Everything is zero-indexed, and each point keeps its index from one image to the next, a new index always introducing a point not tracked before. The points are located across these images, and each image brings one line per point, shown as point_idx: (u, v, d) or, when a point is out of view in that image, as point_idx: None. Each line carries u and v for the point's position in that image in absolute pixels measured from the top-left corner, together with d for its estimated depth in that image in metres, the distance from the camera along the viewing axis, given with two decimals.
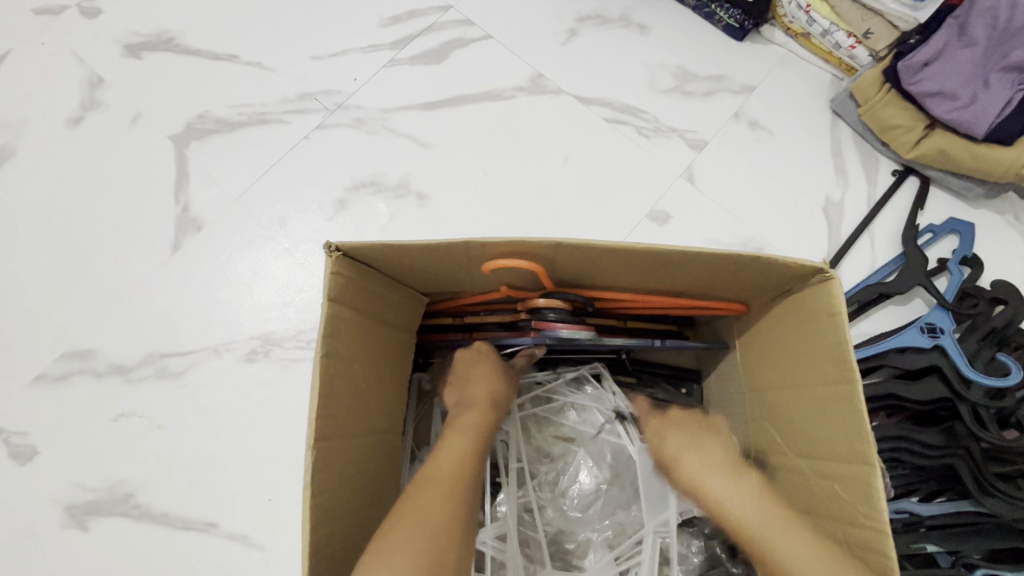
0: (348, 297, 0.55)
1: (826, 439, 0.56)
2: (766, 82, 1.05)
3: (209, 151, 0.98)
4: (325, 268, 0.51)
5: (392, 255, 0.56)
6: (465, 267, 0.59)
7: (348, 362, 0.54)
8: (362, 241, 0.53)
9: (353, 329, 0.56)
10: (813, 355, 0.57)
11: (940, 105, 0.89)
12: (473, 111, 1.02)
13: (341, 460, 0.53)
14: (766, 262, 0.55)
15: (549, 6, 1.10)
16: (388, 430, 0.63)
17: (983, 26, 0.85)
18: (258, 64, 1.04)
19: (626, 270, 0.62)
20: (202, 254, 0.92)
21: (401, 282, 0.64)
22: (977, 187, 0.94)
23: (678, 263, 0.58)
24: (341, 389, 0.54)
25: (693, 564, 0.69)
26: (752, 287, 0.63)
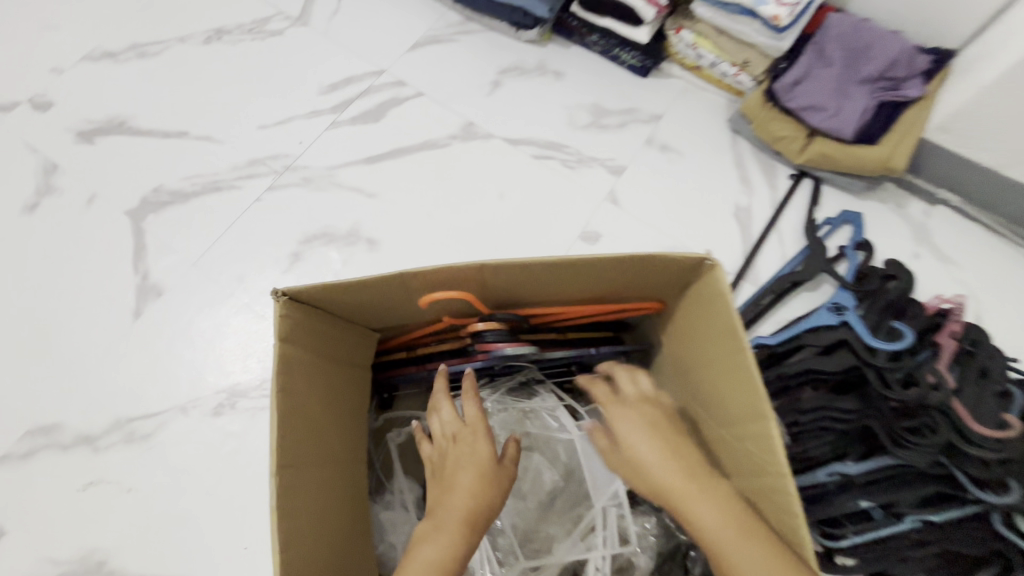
0: (297, 338, 0.60)
1: (735, 402, 0.63)
2: (670, 111, 1.19)
3: (166, 221, 1.04)
4: (273, 312, 0.57)
5: (335, 294, 0.63)
6: (403, 298, 0.66)
7: (304, 396, 0.60)
8: (307, 285, 0.59)
9: (304, 365, 0.61)
10: (715, 333, 0.65)
11: (814, 117, 1.04)
12: (413, 161, 1.11)
13: (305, 484, 0.58)
14: (659, 259, 0.65)
15: (473, 63, 1.23)
16: (350, 458, 0.68)
17: (836, 49, 1.03)
18: (208, 137, 1.12)
19: (549, 285, 0.71)
20: (164, 319, 0.96)
21: (349, 320, 0.70)
22: (858, 182, 1.07)
23: (589, 270, 0.67)
24: (299, 422, 0.58)
25: (652, 542, 0.73)
26: (658, 286, 0.72)
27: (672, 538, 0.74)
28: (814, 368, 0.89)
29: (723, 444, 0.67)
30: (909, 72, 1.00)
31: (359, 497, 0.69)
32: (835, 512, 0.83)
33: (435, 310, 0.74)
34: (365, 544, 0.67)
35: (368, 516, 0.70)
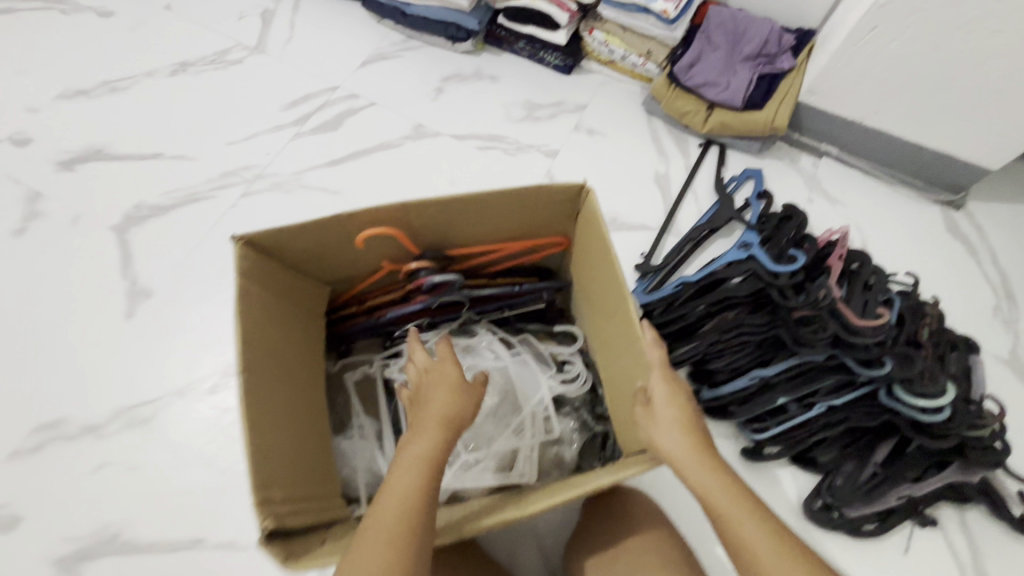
0: (254, 276, 0.72)
1: (612, 294, 0.78)
2: (593, 101, 1.37)
3: (149, 232, 1.14)
4: (234, 253, 0.69)
5: (286, 241, 0.76)
6: (345, 241, 0.80)
7: (262, 324, 0.71)
8: (261, 230, 0.72)
9: (262, 298, 0.73)
10: (595, 243, 0.81)
11: (711, 91, 1.23)
12: (372, 160, 1.25)
13: (266, 390, 0.69)
14: (547, 190, 0.80)
15: (417, 74, 1.39)
16: (305, 384, 0.79)
17: (720, 35, 1.23)
18: (181, 156, 1.23)
19: (465, 224, 0.85)
20: (154, 316, 1.06)
21: (300, 270, 0.83)
22: (754, 143, 1.26)
23: (495, 206, 0.82)
24: (259, 343, 0.69)
25: (575, 437, 0.89)
26: (557, 221, 0.88)
27: (590, 431, 0.90)
28: (728, 294, 1.04)
29: (612, 333, 0.81)
30: (780, 49, 1.22)
31: (316, 421, 0.79)
32: (760, 408, 0.97)
33: (376, 257, 0.88)
34: (323, 459, 0.77)
35: (327, 437, 0.81)
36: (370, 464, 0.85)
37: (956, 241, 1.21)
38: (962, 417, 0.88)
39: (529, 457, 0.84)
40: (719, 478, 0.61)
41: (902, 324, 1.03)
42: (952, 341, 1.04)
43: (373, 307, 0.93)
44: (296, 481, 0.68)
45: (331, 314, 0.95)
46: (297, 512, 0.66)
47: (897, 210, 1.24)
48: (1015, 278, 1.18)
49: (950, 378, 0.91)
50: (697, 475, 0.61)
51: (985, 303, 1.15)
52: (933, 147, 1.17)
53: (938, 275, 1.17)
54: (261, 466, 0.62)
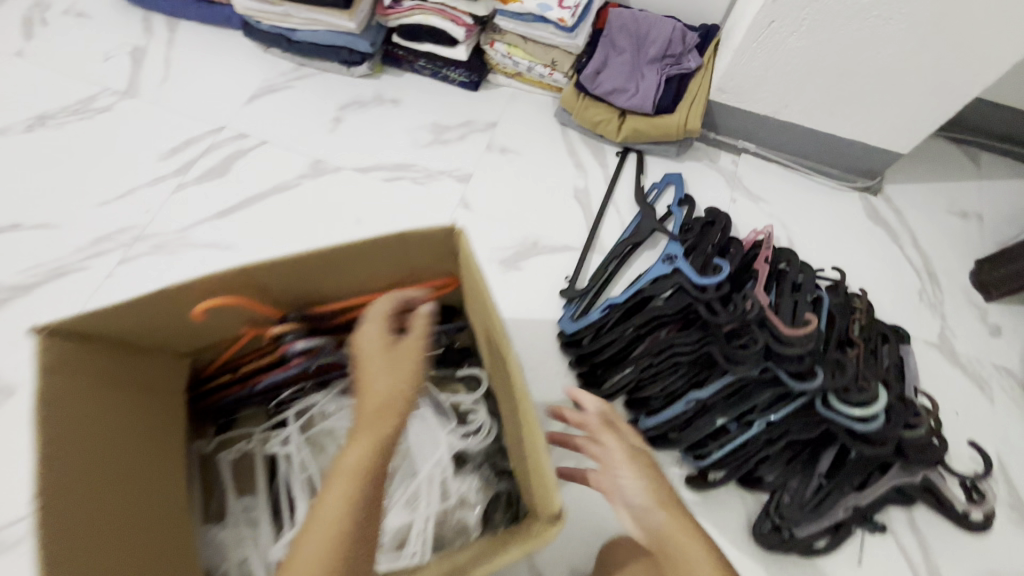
0: (66, 369, 0.59)
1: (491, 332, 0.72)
2: (504, 117, 1.30)
3: (9, 317, 1.00)
4: (34, 346, 0.57)
5: (108, 323, 0.64)
6: (181, 314, 0.71)
7: (79, 423, 0.58)
8: (66, 316, 0.60)
9: (81, 396, 0.60)
10: (472, 284, 0.75)
11: (621, 98, 1.17)
12: (267, 206, 1.14)
13: (91, 514, 0.56)
14: (410, 235, 0.72)
15: (312, 104, 1.28)
16: (156, 485, 0.68)
17: (623, 38, 1.18)
18: (45, 224, 1.09)
19: (331, 277, 0.77)
20: (21, 416, 0.92)
21: (134, 344, 0.71)
22: (671, 148, 1.22)
23: (355, 262, 0.75)
24: (76, 446, 0.57)
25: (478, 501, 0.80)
26: (435, 265, 0.81)
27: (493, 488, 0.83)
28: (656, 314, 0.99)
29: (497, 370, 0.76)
30: (685, 47, 1.17)
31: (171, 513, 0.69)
32: (700, 434, 0.92)
33: (239, 322, 0.79)
34: (182, 557, 0.67)
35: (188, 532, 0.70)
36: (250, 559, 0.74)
37: (876, 227, 1.21)
38: (900, 416, 0.87)
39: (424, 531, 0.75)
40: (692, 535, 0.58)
41: (832, 323, 1.00)
42: (881, 333, 1.03)
43: (245, 376, 0.83)
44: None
45: (198, 385, 0.85)
46: None
47: (819, 201, 1.23)
48: (935, 259, 1.18)
49: (881, 380, 0.90)
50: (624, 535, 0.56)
51: (910, 288, 1.14)
52: (845, 136, 1.16)
53: (863, 265, 1.16)
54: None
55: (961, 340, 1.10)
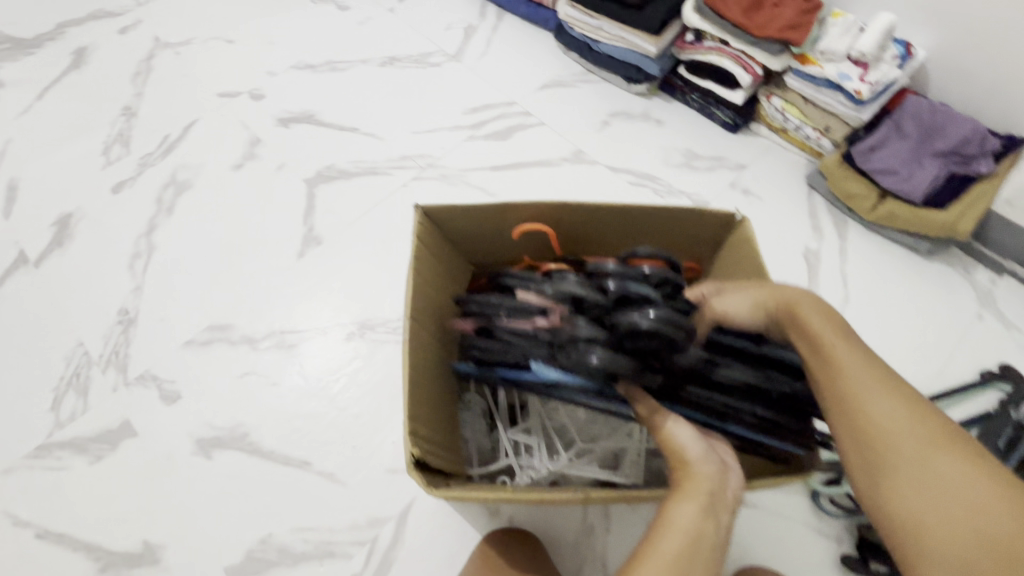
0: (422, 243, 0.78)
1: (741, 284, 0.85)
2: (755, 163, 1.37)
3: (334, 192, 1.33)
4: (416, 221, 0.77)
5: (456, 217, 0.82)
6: (499, 230, 0.85)
7: (427, 279, 0.77)
8: (436, 206, 0.80)
9: (425, 272, 0.77)
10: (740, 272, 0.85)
11: (888, 179, 1.18)
12: (530, 173, 1.35)
13: (421, 348, 0.72)
14: (705, 213, 0.85)
15: (588, 105, 1.48)
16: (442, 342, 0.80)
17: (913, 124, 1.18)
18: (372, 134, 1.42)
19: (619, 227, 0.88)
20: (320, 260, 1.23)
21: (455, 249, 0.88)
22: (925, 243, 1.19)
23: (648, 219, 0.86)
24: (427, 301, 0.76)
25: None
26: (696, 241, 0.91)
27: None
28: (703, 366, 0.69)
29: None
30: (980, 150, 1.13)
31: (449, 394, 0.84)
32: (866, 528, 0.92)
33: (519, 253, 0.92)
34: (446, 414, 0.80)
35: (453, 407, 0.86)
36: (478, 437, 0.89)
37: None
38: None
39: (636, 457, 0.86)
40: (954, 492, 0.50)
41: None
42: None
43: None
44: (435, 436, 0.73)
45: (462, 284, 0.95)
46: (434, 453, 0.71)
47: None
48: None
49: None
50: (934, 460, 0.52)
51: None
52: None
53: None
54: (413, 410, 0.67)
55: None
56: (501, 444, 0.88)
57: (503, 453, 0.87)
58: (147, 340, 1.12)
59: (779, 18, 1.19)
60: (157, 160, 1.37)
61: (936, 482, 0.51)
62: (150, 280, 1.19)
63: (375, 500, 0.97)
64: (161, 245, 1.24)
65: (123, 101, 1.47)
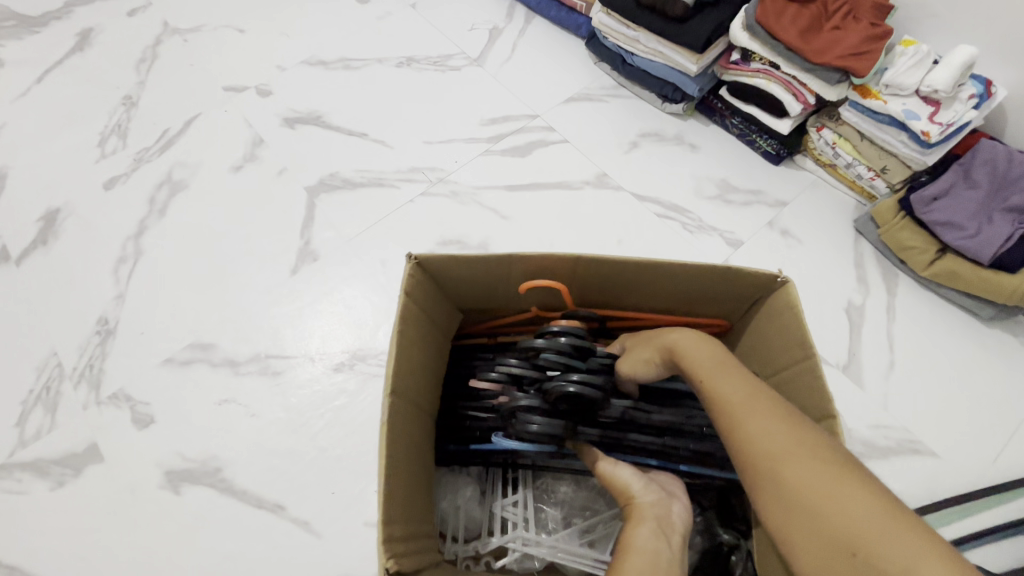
0: (414, 296, 0.69)
1: (783, 352, 0.73)
2: (797, 200, 1.24)
3: (336, 203, 1.24)
4: (406, 275, 0.67)
5: (455, 265, 0.73)
6: (503, 279, 0.77)
7: (415, 342, 0.68)
8: (431, 254, 0.71)
9: (413, 330, 0.68)
10: (783, 341, 0.73)
11: (950, 233, 1.04)
12: (548, 195, 1.24)
13: (401, 425, 0.63)
14: (741, 273, 0.73)
15: (616, 123, 1.36)
16: (426, 409, 0.72)
17: (985, 172, 1.04)
18: (381, 142, 1.33)
19: (642, 277, 0.77)
20: (314, 279, 1.14)
21: (450, 297, 0.79)
22: (988, 308, 1.06)
23: (678, 273, 0.75)
24: (411, 366, 0.67)
25: (695, 543, 0.79)
26: (728, 299, 0.80)
27: (713, 538, 0.79)
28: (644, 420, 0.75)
29: None
30: None
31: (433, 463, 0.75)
32: None
33: (527, 299, 0.83)
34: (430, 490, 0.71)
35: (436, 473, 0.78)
36: (467, 505, 0.80)
37: None
38: None
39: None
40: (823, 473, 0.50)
41: None
42: None
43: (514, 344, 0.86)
44: (416, 526, 0.64)
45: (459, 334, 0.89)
46: (411, 551, 0.61)
47: None
48: None
49: None
50: (809, 475, 0.50)
51: None
52: None
53: None
54: (392, 505, 0.58)
55: None
56: (489, 518, 0.81)
57: (490, 528, 0.79)
58: (125, 355, 1.05)
59: (841, 44, 1.05)
60: (154, 156, 1.29)
61: (801, 487, 0.50)
62: (134, 288, 1.12)
63: (350, 556, 0.89)
64: (149, 250, 1.17)
65: (125, 90, 1.39)
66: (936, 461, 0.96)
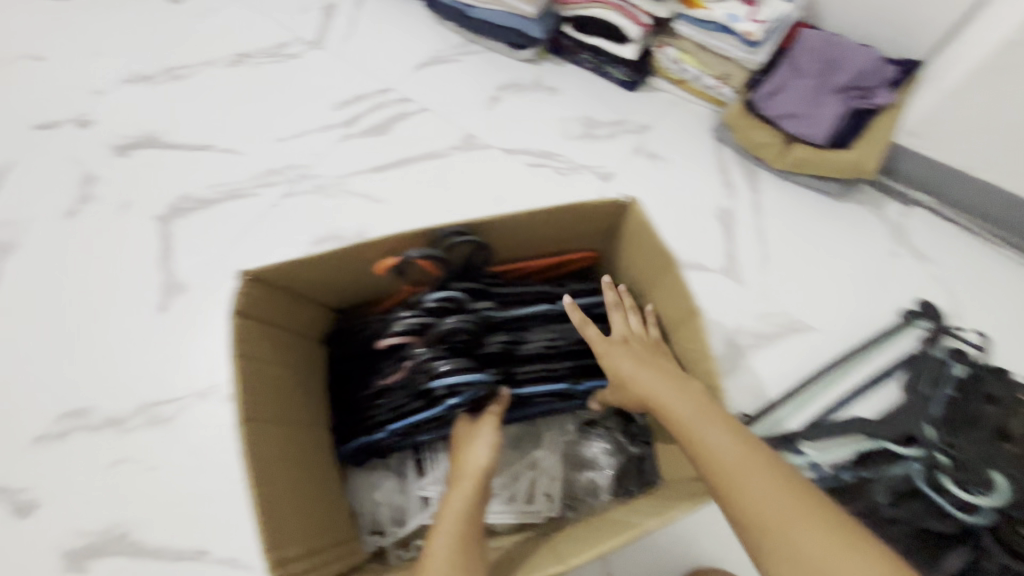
0: (253, 314, 0.65)
1: (650, 263, 0.75)
2: (658, 122, 1.27)
3: (192, 226, 1.14)
4: (236, 291, 0.62)
5: (298, 272, 0.69)
6: (358, 269, 0.73)
7: (263, 359, 0.65)
8: (266, 265, 0.65)
9: (259, 348, 0.65)
10: (646, 255, 0.75)
11: (791, 124, 1.11)
12: (418, 169, 1.20)
13: (268, 445, 0.60)
14: (587, 206, 0.73)
15: (474, 81, 1.33)
16: (299, 420, 0.69)
17: (810, 61, 1.10)
18: (230, 149, 1.23)
19: (498, 233, 0.76)
20: (187, 312, 1.06)
21: (304, 301, 0.75)
22: (836, 185, 1.14)
23: (531, 219, 0.74)
24: (262, 384, 0.64)
25: (610, 462, 0.82)
26: (587, 232, 0.80)
27: (624, 453, 0.82)
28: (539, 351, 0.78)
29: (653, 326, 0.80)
30: (878, 81, 1.07)
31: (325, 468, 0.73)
32: None
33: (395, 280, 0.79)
34: (331, 495, 0.70)
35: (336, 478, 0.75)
36: (388, 498, 0.80)
37: None
38: None
39: (549, 489, 0.79)
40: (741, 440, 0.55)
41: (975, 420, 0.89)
42: None
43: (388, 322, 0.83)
44: (313, 535, 0.62)
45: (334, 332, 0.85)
46: (312, 566, 0.59)
47: (999, 275, 1.09)
48: None
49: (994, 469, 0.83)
50: (762, 479, 0.52)
51: None
52: None
53: None
54: (273, 524, 0.56)
55: None
56: (413, 505, 0.80)
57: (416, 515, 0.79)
58: None
59: None
60: None
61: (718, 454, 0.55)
62: None
63: None
64: None
65: None
66: (816, 334, 1.04)
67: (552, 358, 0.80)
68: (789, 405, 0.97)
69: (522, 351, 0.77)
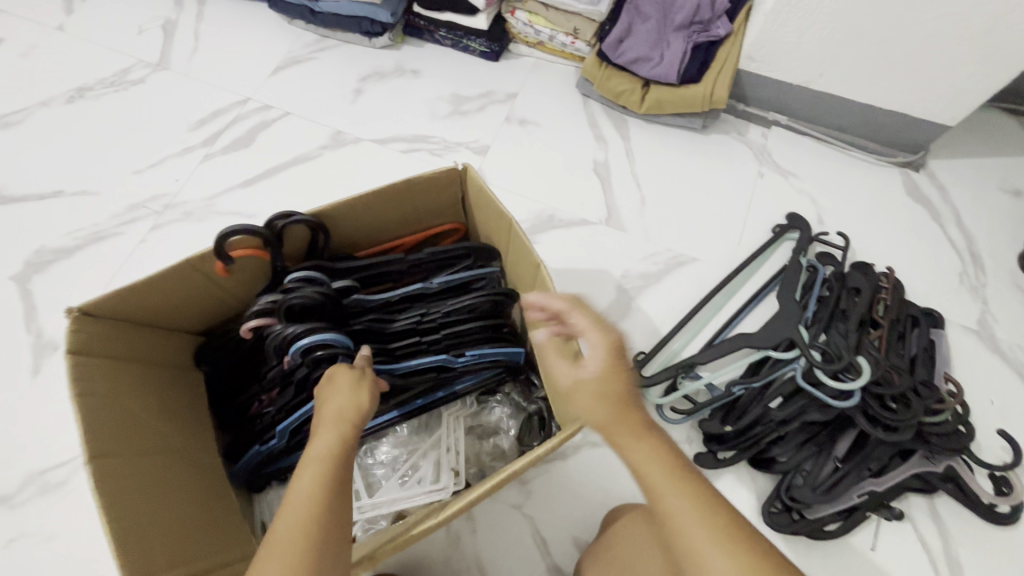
0: (92, 349, 0.63)
1: (498, 225, 0.76)
2: (525, 87, 1.27)
3: (54, 279, 1.07)
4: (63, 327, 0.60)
5: (137, 298, 0.67)
6: (204, 283, 0.72)
7: (112, 392, 0.63)
8: (94, 298, 0.63)
9: (106, 382, 0.63)
10: (493, 217, 0.76)
11: (644, 67, 1.14)
12: (289, 176, 1.17)
13: (126, 477, 0.60)
14: (423, 178, 0.74)
15: (334, 76, 1.29)
16: (173, 445, 0.68)
17: (650, 2, 1.12)
18: (84, 191, 1.15)
19: (344, 218, 0.77)
20: (62, 370, 1.00)
21: (161, 325, 0.74)
22: (696, 120, 1.19)
23: (372, 200, 0.75)
24: (115, 418, 0.62)
25: (512, 424, 0.84)
26: (438, 205, 0.81)
27: (524, 411, 0.85)
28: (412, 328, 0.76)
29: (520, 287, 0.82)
30: (714, 12, 1.09)
31: (215, 487, 0.72)
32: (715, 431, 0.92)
33: (257, 287, 0.79)
34: (223, 511, 0.70)
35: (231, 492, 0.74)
36: None
37: (916, 205, 1.14)
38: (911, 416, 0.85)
39: (455, 464, 0.79)
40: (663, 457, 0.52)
41: (845, 310, 0.95)
42: (910, 315, 0.96)
43: None
44: (194, 552, 0.62)
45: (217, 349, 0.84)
46: None
47: (853, 177, 1.17)
48: (979, 241, 1.12)
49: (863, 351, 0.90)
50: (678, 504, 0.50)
51: (943, 270, 1.08)
52: (874, 107, 1.11)
53: (895, 245, 1.10)
54: (136, 553, 0.55)
55: (1002, 325, 1.04)
56: None
57: None
58: None
59: None
60: None
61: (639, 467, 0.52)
62: None
63: None
64: None
65: None
66: (699, 264, 1.09)
67: (430, 332, 0.77)
68: (682, 335, 1.01)
69: (392, 328, 0.75)
